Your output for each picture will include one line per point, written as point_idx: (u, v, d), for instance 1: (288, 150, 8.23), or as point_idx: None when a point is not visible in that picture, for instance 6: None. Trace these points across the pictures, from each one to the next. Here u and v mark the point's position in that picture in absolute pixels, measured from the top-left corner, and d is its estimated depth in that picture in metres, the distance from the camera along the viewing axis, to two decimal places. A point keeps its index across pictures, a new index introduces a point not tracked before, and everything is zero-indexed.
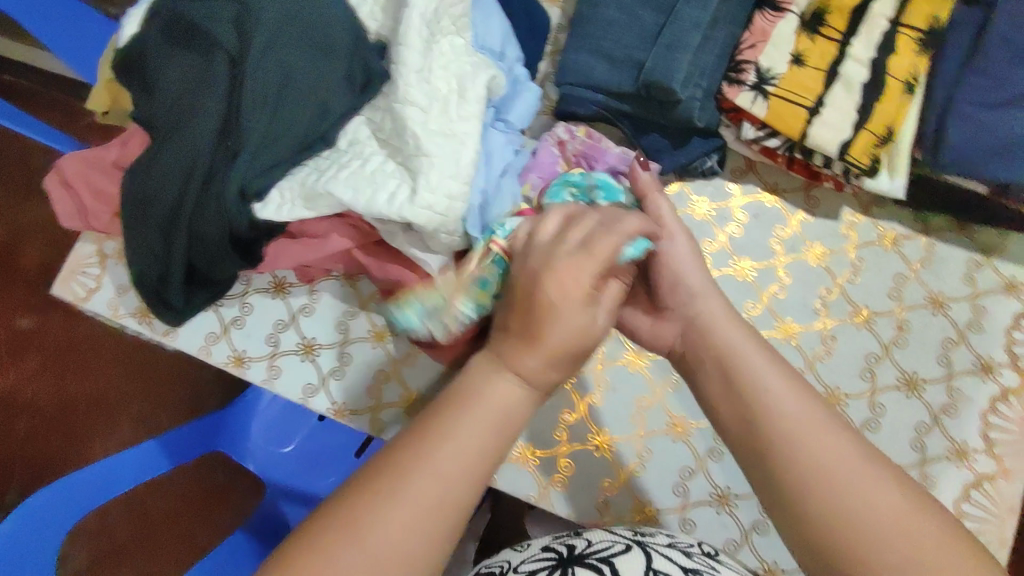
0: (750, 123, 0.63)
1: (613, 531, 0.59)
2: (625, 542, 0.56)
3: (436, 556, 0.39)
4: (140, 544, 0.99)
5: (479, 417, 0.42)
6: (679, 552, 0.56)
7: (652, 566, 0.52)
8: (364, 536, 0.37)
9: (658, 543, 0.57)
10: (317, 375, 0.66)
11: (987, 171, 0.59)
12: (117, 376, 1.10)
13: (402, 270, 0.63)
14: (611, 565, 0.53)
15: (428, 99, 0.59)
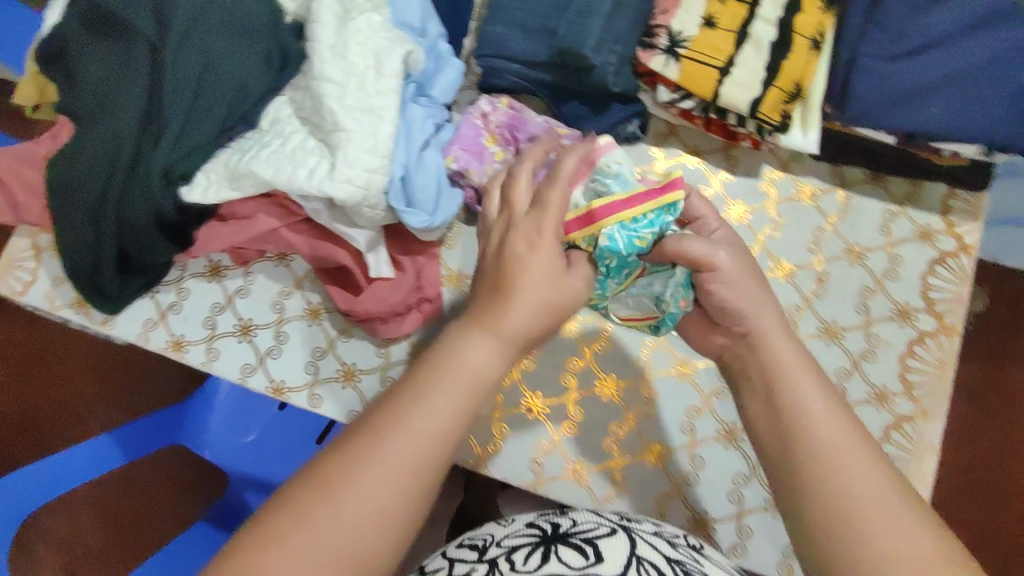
0: (665, 86, 0.64)
1: (599, 515, 0.57)
2: (609, 526, 0.54)
3: (405, 516, 0.42)
4: (106, 529, 1.02)
5: (457, 388, 0.45)
6: (665, 542, 0.54)
7: (639, 554, 0.50)
8: (339, 494, 0.41)
9: (643, 530, 0.55)
10: (254, 355, 0.67)
11: (890, 122, 0.61)
12: (83, 381, 1.05)
13: (329, 246, 0.64)
14: (595, 548, 0.50)
15: (344, 74, 0.60)
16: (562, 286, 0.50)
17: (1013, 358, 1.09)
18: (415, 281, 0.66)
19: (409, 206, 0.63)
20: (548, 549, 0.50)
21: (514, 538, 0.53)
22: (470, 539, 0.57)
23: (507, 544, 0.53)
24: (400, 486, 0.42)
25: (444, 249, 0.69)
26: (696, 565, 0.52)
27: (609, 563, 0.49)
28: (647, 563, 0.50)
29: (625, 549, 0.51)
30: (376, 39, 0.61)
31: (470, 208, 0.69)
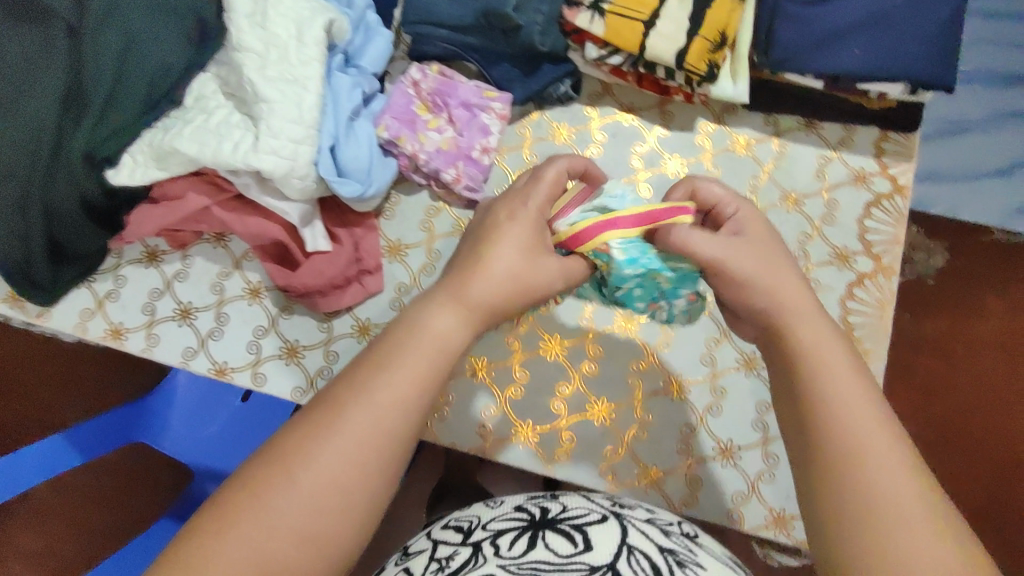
0: (593, 43, 0.64)
1: (590, 499, 0.52)
2: (600, 512, 0.50)
3: (358, 497, 0.39)
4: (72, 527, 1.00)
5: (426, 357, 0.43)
6: (658, 529, 0.49)
7: (628, 543, 0.45)
8: (298, 468, 0.38)
9: (636, 516, 0.50)
10: (195, 338, 0.66)
11: (816, 66, 0.61)
12: (40, 384, 1.00)
13: (262, 221, 0.63)
14: (585, 536, 0.46)
15: (263, 45, 0.59)
16: (487, 240, 0.49)
17: (975, 306, 1.10)
18: (354, 254, 0.66)
19: (341, 177, 0.62)
20: (535, 534, 0.46)
21: (501, 521, 0.49)
22: (458, 520, 0.54)
23: (493, 528, 0.49)
24: (366, 454, 0.39)
25: (383, 219, 0.68)
26: (691, 556, 0.46)
27: (597, 551, 0.44)
28: (638, 554, 0.44)
29: (617, 539, 0.46)
30: (296, 8, 0.60)
31: (406, 176, 0.68)
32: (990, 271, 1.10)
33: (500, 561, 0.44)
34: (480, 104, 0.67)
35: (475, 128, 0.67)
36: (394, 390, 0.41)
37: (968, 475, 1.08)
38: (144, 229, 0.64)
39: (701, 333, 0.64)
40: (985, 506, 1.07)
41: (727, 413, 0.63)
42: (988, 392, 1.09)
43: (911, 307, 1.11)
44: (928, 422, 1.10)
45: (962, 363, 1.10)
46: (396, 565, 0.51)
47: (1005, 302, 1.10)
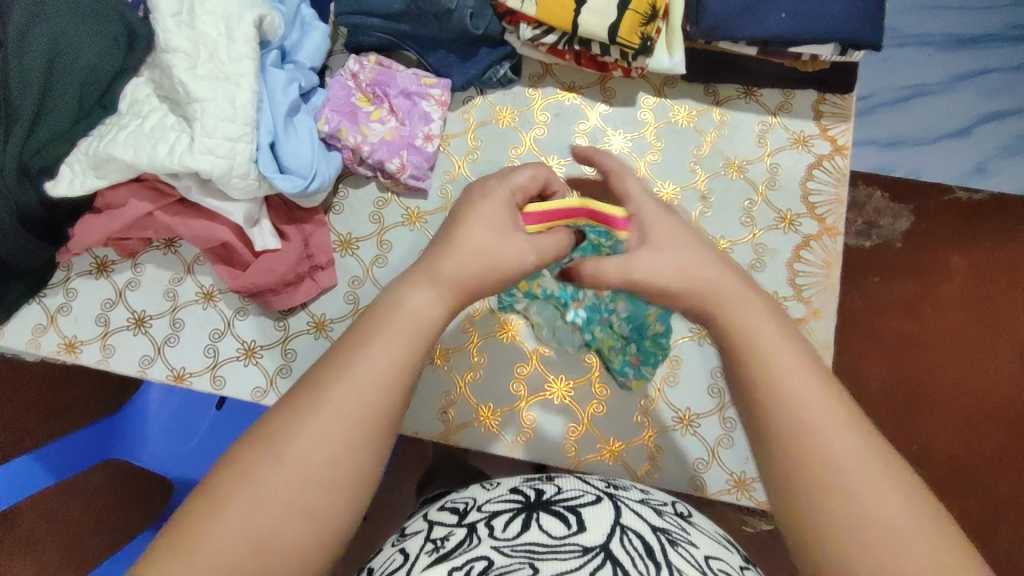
0: (527, 23, 0.64)
1: (585, 481, 0.51)
2: (593, 493, 0.49)
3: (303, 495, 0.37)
4: (56, 545, 0.99)
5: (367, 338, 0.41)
6: (651, 510, 0.48)
7: (621, 523, 0.45)
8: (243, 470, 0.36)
9: (629, 497, 0.50)
10: (152, 346, 0.66)
11: (747, 31, 0.61)
12: (10, 405, 0.98)
13: (207, 223, 0.63)
14: (578, 517, 0.45)
15: (192, 44, 0.58)
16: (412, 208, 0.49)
17: (939, 266, 1.12)
18: (304, 250, 0.65)
19: (282, 172, 0.62)
20: (530, 517, 0.45)
21: (496, 503, 0.49)
22: (454, 502, 0.54)
23: (488, 511, 0.48)
24: None
25: (332, 214, 0.68)
26: (683, 534, 0.46)
27: (590, 533, 0.43)
28: (631, 534, 0.44)
29: (610, 520, 0.45)
30: (224, 5, 0.60)
31: (352, 170, 0.68)
32: (953, 230, 1.12)
33: (495, 545, 0.43)
34: (419, 92, 0.66)
35: (416, 117, 0.67)
36: (348, 366, 0.39)
37: (941, 432, 1.09)
38: (89, 239, 0.63)
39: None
40: (959, 462, 1.08)
41: (684, 381, 0.64)
42: (957, 350, 1.11)
43: (878, 271, 1.12)
44: (900, 383, 1.11)
45: (929, 323, 1.11)
46: (392, 547, 0.50)
47: (968, 261, 1.12)
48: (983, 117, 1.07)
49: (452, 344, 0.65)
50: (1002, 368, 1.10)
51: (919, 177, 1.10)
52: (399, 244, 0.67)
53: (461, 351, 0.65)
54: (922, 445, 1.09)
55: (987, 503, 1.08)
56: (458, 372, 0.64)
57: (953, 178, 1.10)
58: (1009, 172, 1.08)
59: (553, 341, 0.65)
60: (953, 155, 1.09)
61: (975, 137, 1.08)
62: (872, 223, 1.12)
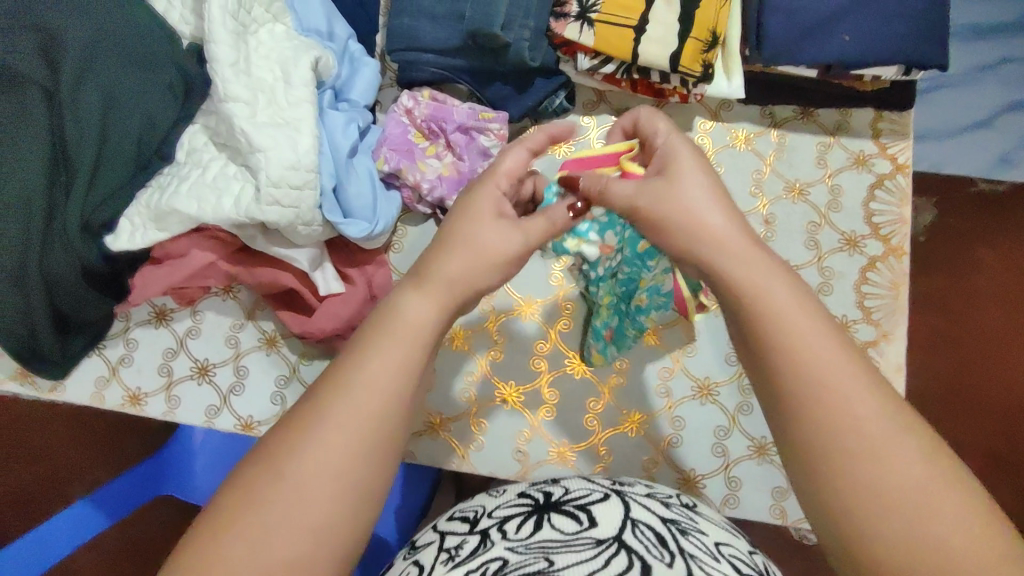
0: (584, 53, 0.63)
1: (591, 480, 0.49)
2: (601, 491, 0.47)
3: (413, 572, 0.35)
4: None
5: None
6: (659, 502, 0.46)
7: (632, 517, 0.43)
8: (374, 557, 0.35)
9: (636, 491, 0.48)
10: (217, 394, 0.65)
11: (810, 55, 0.61)
12: (63, 446, 0.99)
13: (272, 270, 0.62)
14: (589, 514, 0.43)
15: (251, 91, 0.57)
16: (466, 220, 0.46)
17: (969, 261, 1.08)
18: (367, 292, 0.65)
19: (346, 217, 0.61)
20: (542, 517, 0.44)
21: (505, 508, 0.46)
22: (462, 511, 0.50)
23: (499, 515, 0.46)
24: None
25: (392, 252, 0.68)
26: (693, 523, 0.45)
27: (602, 526, 0.41)
28: (642, 525, 0.42)
29: (620, 517, 0.43)
30: (280, 50, 0.59)
31: (410, 208, 0.67)
32: (982, 225, 1.08)
33: (508, 544, 0.41)
34: (478, 127, 0.65)
35: (475, 152, 0.66)
36: None
37: (978, 428, 1.05)
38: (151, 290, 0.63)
39: (723, 333, 0.64)
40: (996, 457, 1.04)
41: (759, 410, 0.63)
42: (994, 345, 1.06)
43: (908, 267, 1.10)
44: (933, 378, 1.06)
45: (961, 315, 1.07)
46: (404, 559, 0.47)
47: (996, 255, 1.08)
48: (1004, 105, 1.02)
49: (523, 384, 0.65)
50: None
51: (940, 170, 1.06)
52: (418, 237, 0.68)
53: (533, 390, 0.64)
54: (958, 441, 1.05)
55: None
56: (531, 410, 0.64)
57: (974, 171, 1.04)
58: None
59: (625, 375, 0.64)
60: (976, 146, 1.04)
61: (999, 129, 1.03)
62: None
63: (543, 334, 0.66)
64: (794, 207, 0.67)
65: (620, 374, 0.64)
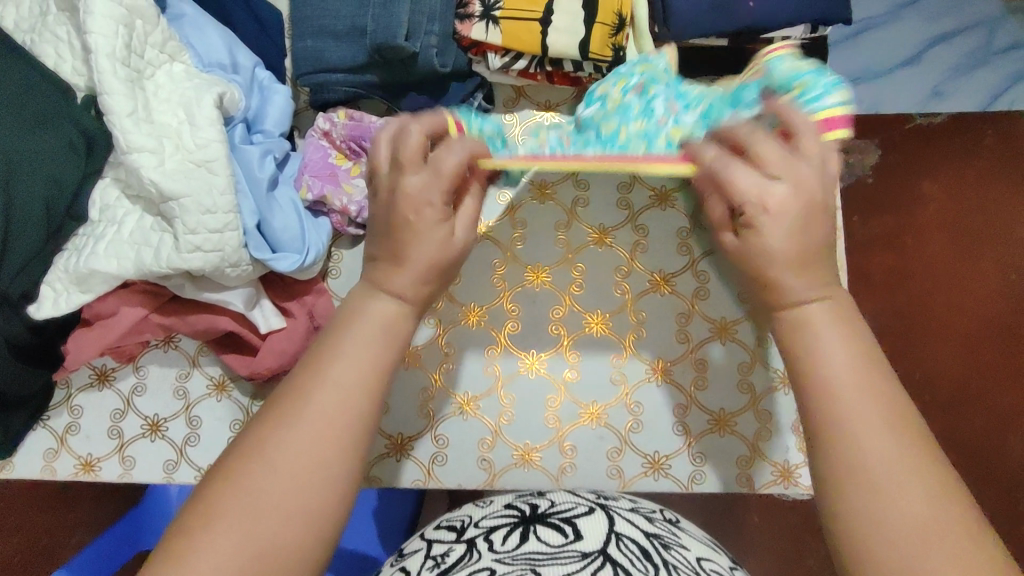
0: (494, 52, 0.63)
1: (577, 494, 0.49)
2: (587, 504, 0.47)
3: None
4: None
5: None
6: (644, 516, 0.46)
7: (617, 530, 0.43)
8: None
9: (621, 506, 0.48)
10: (172, 448, 0.64)
11: (714, 25, 0.61)
12: (44, 514, 0.97)
13: (208, 316, 0.60)
14: (575, 526, 0.43)
15: (155, 139, 0.55)
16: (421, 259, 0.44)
17: (911, 195, 1.07)
18: (310, 323, 0.63)
19: (276, 252, 0.60)
20: (528, 528, 0.43)
21: (493, 517, 0.46)
22: (450, 519, 0.50)
23: (486, 525, 0.45)
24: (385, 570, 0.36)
25: (330, 279, 0.66)
26: (675, 538, 0.45)
27: (586, 539, 0.41)
28: (627, 539, 0.42)
29: (604, 528, 0.43)
30: (180, 91, 0.57)
31: (342, 231, 0.66)
32: (922, 158, 1.07)
33: (495, 555, 0.41)
34: None
35: None
36: None
37: (939, 355, 1.03)
38: (85, 355, 0.61)
39: (668, 311, 0.65)
40: (964, 382, 1.02)
41: (713, 385, 0.63)
42: (948, 273, 1.05)
43: (856, 209, 1.08)
44: (889, 314, 1.05)
45: (912, 252, 1.06)
46: (391, 567, 0.47)
47: (939, 184, 1.06)
48: (929, 42, 1.05)
49: (477, 394, 0.64)
50: (995, 282, 1.04)
51: (879, 111, 1.07)
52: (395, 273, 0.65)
53: (489, 398, 0.64)
54: (923, 369, 1.03)
55: (999, 416, 1.02)
56: (490, 417, 0.63)
57: (908, 107, 1.06)
58: (964, 91, 1.05)
59: (579, 368, 0.64)
60: (907, 84, 1.06)
61: (928, 62, 1.05)
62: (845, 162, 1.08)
63: (492, 339, 0.65)
64: None
65: (575, 367, 0.64)
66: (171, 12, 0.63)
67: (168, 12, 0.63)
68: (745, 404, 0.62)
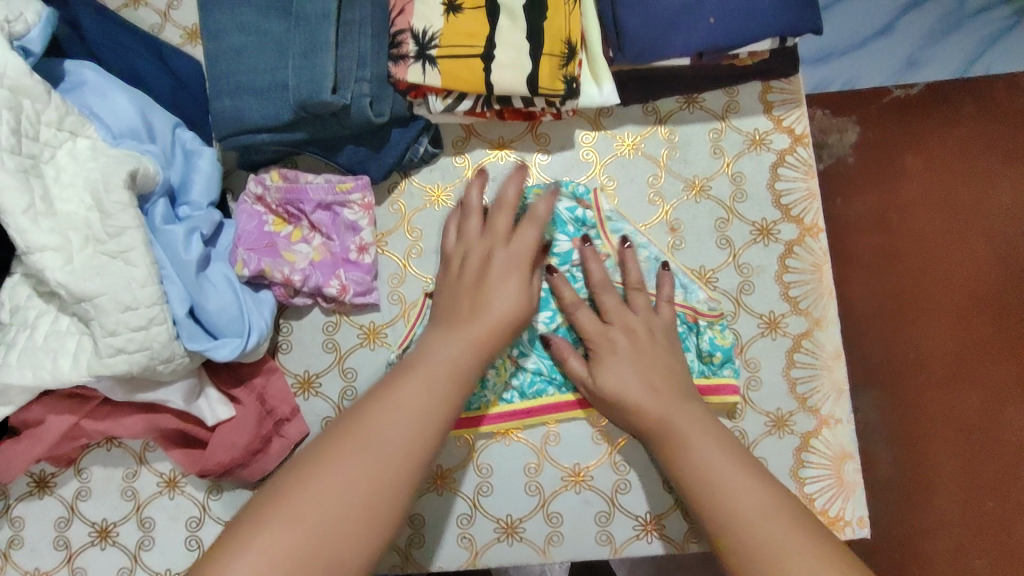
0: (435, 94, 0.57)
1: None
2: None
3: None
4: None
5: None
6: None
7: None
8: None
9: None
10: (126, 555, 0.58)
11: (674, 45, 0.55)
12: None
13: (145, 416, 0.55)
14: None
15: (59, 234, 0.49)
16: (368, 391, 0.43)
17: (895, 171, 0.89)
18: (262, 408, 0.58)
19: (215, 339, 0.54)
20: None
21: None
22: None
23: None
24: None
25: (281, 355, 0.61)
26: None
27: None
28: None
29: None
30: (85, 172, 0.51)
31: (288, 303, 0.60)
32: (905, 130, 0.91)
33: None
34: (338, 200, 0.58)
35: (342, 228, 0.59)
36: None
37: (944, 338, 0.84)
38: (15, 468, 0.55)
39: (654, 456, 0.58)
40: (972, 371, 0.82)
41: None
42: (929, 247, 0.87)
43: (839, 191, 0.91)
44: (877, 297, 0.87)
45: (903, 229, 0.88)
46: None
47: (924, 158, 0.89)
48: (901, 8, 0.95)
49: (451, 467, 0.59)
50: (987, 259, 0.84)
51: (854, 86, 0.95)
52: (365, 369, 0.60)
53: (464, 470, 0.59)
54: (922, 356, 0.84)
55: (995, 423, 0.81)
56: (466, 490, 0.59)
57: (885, 80, 0.94)
58: (941, 58, 0.93)
59: (559, 434, 0.59)
60: (880, 55, 0.95)
61: (901, 31, 0.94)
62: (822, 144, 0.93)
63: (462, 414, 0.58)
64: (698, 203, 0.61)
65: (554, 433, 0.59)
66: (70, 79, 0.57)
67: (66, 81, 0.56)
68: None
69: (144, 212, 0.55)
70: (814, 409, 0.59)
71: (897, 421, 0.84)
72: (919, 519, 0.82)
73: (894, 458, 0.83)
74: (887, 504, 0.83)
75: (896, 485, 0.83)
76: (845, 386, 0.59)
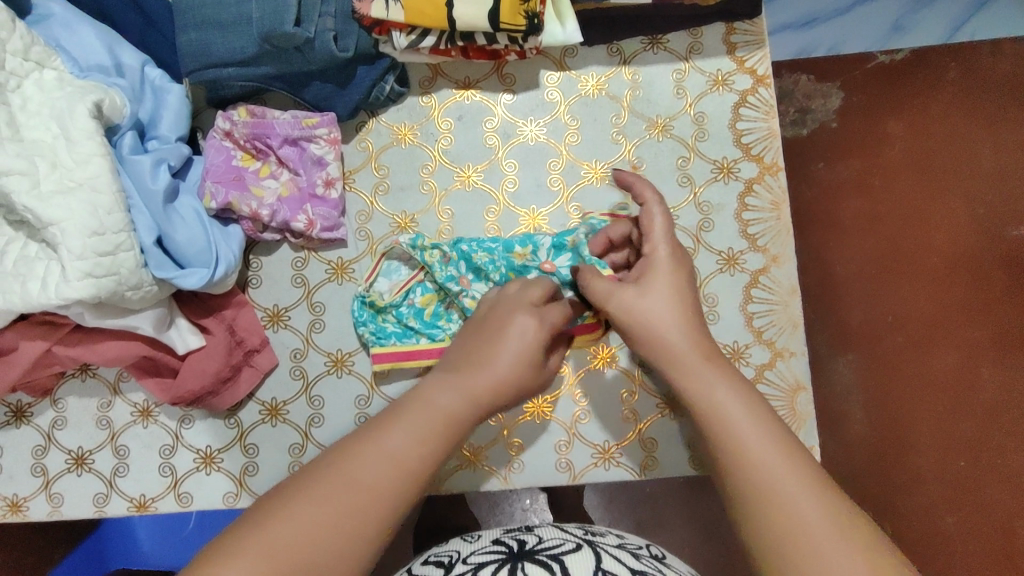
0: (398, 30, 0.57)
1: (563, 531, 0.47)
2: (574, 540, 0.44)
3: None
4: None
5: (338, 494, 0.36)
6: (628, 554, 0.44)
7: (603, 566, 0.40)
8: None
9: (607, 542, 0.45)
10: (102, 481, 0.60)
11: None
12: None
13: (118, 343, 0.56)
14: (563, 563, 0.40)
15: (26, 159, 0.50)
16: None
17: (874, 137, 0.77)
18: (231, 338, 0.60)
19: (182, 269, 0.55)
20: (515, 565, 0.40)
21: (480, 554, 0.43)
22: (437, 554, 0.47)
23: (474, 561, 0.42)
24: None
25: (251, 289, 0.62)
26: None
27: None
28: None
29: (592, 566, 0.40)
30: (50, 101, 0.52)
31: (257, 238, 0.61)
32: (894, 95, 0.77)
33: None
34: (304, 136, 0.60)
35: (309, 163, 0.60)
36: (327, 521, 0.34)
37: (956, 293, 0.69)
38: None
39: (611, 388, 0.61)
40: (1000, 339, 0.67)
41: None
42: (941, 189, 0.72)
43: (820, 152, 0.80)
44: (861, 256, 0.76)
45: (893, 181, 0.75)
46: None
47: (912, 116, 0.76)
48: None
49: None
50: (961, 222, 0.71)
51: (840, 53, 0.80)
52: (332, 304, 0.62)
53: None
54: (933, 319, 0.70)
55: (968, 388, 0.68)
56: None
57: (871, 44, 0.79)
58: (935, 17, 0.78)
59: None
60: (867, 19, 0.79)
61: None
62: (804, 109, 0.81)
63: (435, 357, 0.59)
64: (660, 143, 0.63)
65: None
66: (36, 12, 0.57)
67: (33, 14, 0.57)
68: (658, 410, 0.60)
69: (111, 144, 0.55)
70: (769, 342, 0.61)
71: (876, 382, 0.72)
72: (897, 480, 0.71)
73: (868, 416, 0.72)
74: (856, 463, 0.73)
75: (868, 443, 0.72)
76: (800, 321, 0.61)
